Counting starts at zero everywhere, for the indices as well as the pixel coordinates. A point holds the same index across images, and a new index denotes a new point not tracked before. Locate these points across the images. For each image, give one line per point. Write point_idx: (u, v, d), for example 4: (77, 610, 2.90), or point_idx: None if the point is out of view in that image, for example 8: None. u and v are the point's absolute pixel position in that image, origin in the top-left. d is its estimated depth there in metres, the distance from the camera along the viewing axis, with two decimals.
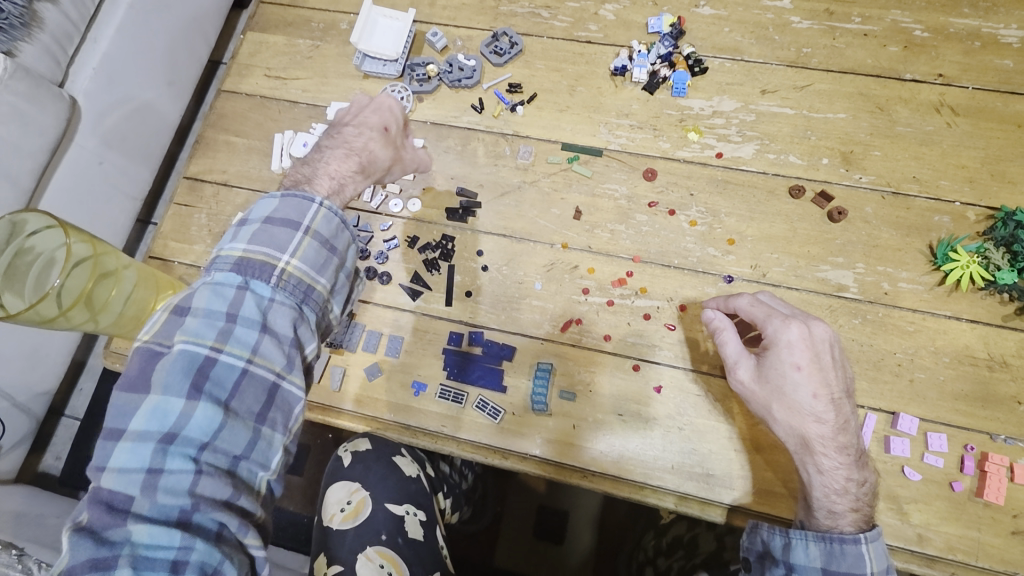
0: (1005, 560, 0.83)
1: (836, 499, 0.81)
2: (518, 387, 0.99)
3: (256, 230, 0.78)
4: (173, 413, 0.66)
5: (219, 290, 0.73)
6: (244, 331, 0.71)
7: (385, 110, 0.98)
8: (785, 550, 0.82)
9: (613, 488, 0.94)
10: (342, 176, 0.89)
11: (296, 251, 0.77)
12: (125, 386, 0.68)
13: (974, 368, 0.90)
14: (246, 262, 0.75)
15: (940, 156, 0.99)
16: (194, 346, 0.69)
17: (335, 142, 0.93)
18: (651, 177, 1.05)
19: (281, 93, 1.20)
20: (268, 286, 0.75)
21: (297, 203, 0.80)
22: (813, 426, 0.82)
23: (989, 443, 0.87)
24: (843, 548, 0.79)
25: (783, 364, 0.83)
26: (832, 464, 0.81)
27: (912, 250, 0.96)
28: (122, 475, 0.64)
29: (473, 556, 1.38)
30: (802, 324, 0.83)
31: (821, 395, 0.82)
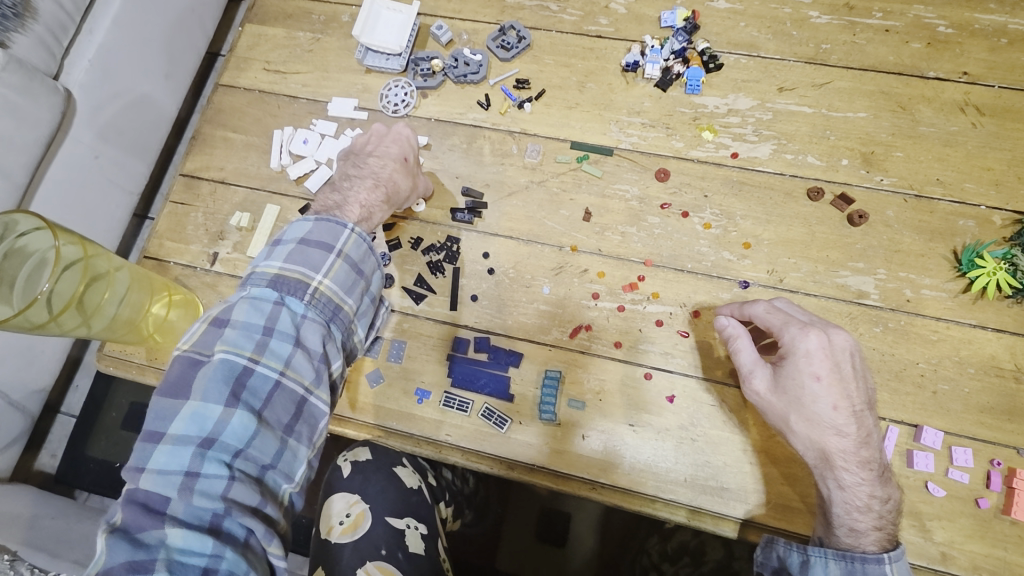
0: None
1: (858, 516, 0.78)
2: (525, 396, 0.95)
3: (292, 249, 0.78)
4: (212, 419, 0.64)
5: (258, 304, 0.73)
6: (279, 344, 0.71)
7: (405, 133, 0.96)
8: (803, 567, 0.79)
9: (624, 501, 0.90)
10: (371, 206, 0.89)
11: (330, 271, 0.78)
12: (164, 391, 0.67)
13: (1000, 380, 0.87)
14: (282, 279, 0.76)
15: (964, 157, 0.96)
16: (233, 355, 0.68)
17: (360, 166, 0.92)
18: (664, 178, 1.01)
19: (281, 88, 1.16)
20: (302, 303, 0.75)
21: (331, 225, 0.80)
22: (833, 440, 0.78)
23: (1016, 459, 0.84)
24: (865, 568, 0.75)
25: (801, 375, 0.80)
26: (853, 480, 0.78)
27: (936, 256, 0.92)
28: (161, 477, 0.62)
29: (473, 560, 1.34)
30: (821, 333, 0.79)
31: (842, 407, 0.78)
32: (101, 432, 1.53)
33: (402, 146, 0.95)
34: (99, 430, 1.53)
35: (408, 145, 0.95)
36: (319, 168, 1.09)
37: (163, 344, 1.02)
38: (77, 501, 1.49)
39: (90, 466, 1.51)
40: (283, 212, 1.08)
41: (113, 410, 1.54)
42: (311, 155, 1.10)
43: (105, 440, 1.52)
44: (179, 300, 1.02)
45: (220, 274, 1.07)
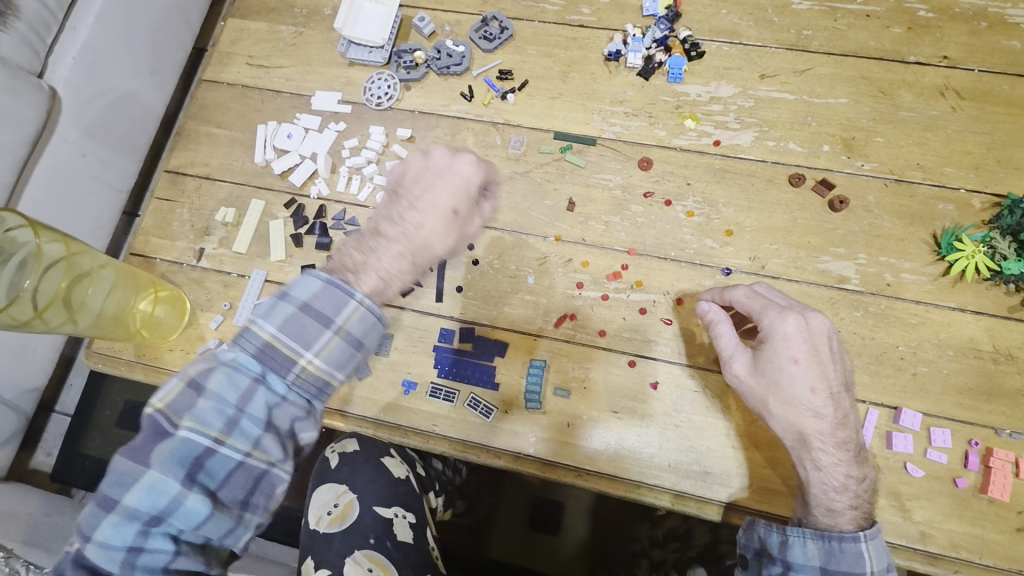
0: (1009, 557, 0.81)
1: (835, 496, 0.79)
2: (511, 385, 0.96)
3: (291, 314, 0.73)
4: (166, 497, 0.65)
5: (237, 375, 0.70)
6: (249, 425, 0.69)
7: (464, 175, 0.80)
8: (782, 547, 0.80)
9: (609, 486, 0.92)
10: (391, 275, 0.77)
11: (322, 350, 0.73)
12: (126, 453, 0.66)
13: (978, 361, 0.88)
14: (272, 350, 0.73)
15: (944, 142, 0.96)
16: (198, 434, 0.67)
17: (397, 218, 0.79)
18: (646, 167, 1.02)
19: (264, 82, 1.16)
20: (285, 381, 0.73)
21: (338, 295, 0.75)
22: (811, 422, 0.79)
23: (993, 438, 0.85)
24: (842, 547, 0.77)
25: (779, 358, 0.80)
26: (830, 460, 0.79)
27: (916, 240, 0.93)
28: (105, 548, 0.64)
29: (467, 549, 1.36)
30: (799, 316, 0.80)
31: (819, 389, 0.79)
32: (96, 429, 1.54)
33: (453, 196, 0.79)
34: (95, 428, 1.54)
35: (462, 193, 0.80)
36: (303, 163, 1.09)
37: (151, 340, 1.02)
38: (74, 498, 1.49)
39: (86, 464, 1.52)
40: (269, 207, 1.09)
41: (107, 408, 1.55)
42: (295, 150, 1.10)
43: (101, 437, 1.53)
44: (166, 295, 1.02)
45: (207, 270, 1.07)
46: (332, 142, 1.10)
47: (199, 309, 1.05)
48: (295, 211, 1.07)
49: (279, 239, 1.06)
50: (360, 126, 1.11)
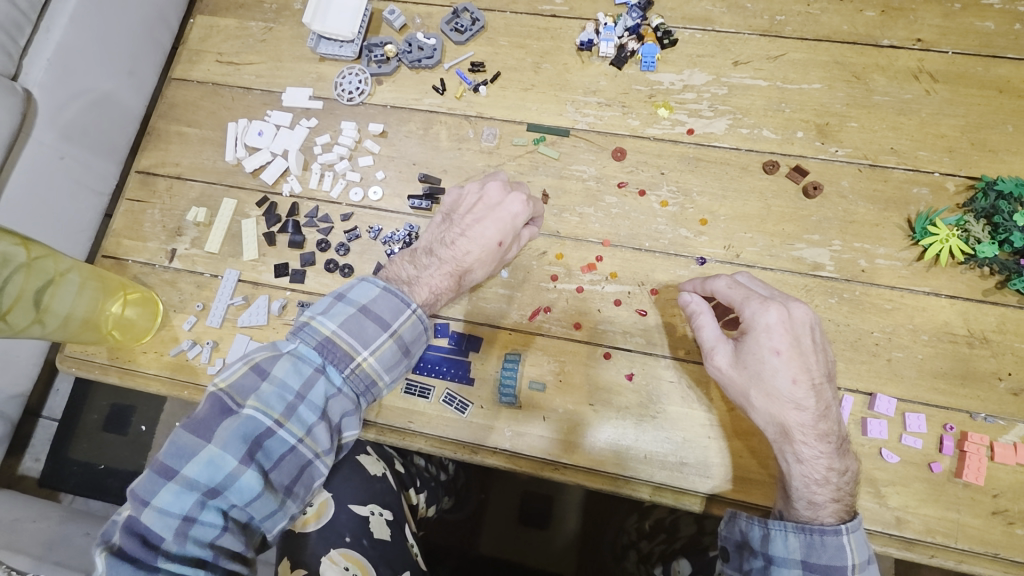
0: (985, 541, 0.81)
1: (816, 489, 0.79)
2: (486, 380, 0.96)
3: (351, 314, 0.80)
4: (223, 472, 0.69)
5: (301, 365, 0.76)
6: (306, 412, 0.75)
7: (513, 211, 0.86)
8: (764, 541, 0.79)
9: (587, 480, 0.91)
10: (439, 290, 0.86)
11: (377, 350, 0.80)
12: (190, 426, 0.70)
13: (953, 346, 0.88)
14: (332, 344, 0.78)
15: (918, 126, 0.95)
16: (261, 414, 0.72)
17: (449, 242, 0.87)
18: (620, 157, 1.01)
19: (234, 79, 1.14)
20: (342, 375, 0.78)
21: (396, 302, 0.82)
22: (793, 414, 0.79)
23: (968, 422, 0.85)
24: (823, 540, 0.76)
25: (761, 349, 0.80)
26: (812, 453, 0.79)
27: (890, 225, 0.93)
28: (161, 515, 0.67)
29: (455, 544, 1.35)
30: (781, 307, 0.79)
31: (801, 381, 0.78)
32: (83, 433, 1.52)
33: (501, 230, 0.85)
34: (81, 433, 1.52)
35: (509, 227, 0.86)
36: (274, 160, 1.08)
37: (124, 343, 1.01)
38: (62, 503, 1.48)
39: (74, 468, 1.50)
40: (241, 205, 1.08)
41: (94, 412, 1.54)
42: (266, 147, 1.09)
43: (88, 442, 1.52)
44: (136, 297, 1.02)
45: (179, 270, 1.06)
46: (304, 139, 1.09)
47: (172, 310, 1.04)
48: (267, 210, 1.06)
49: (251, 238, 1.05)
50: (332, 122, 1.09)
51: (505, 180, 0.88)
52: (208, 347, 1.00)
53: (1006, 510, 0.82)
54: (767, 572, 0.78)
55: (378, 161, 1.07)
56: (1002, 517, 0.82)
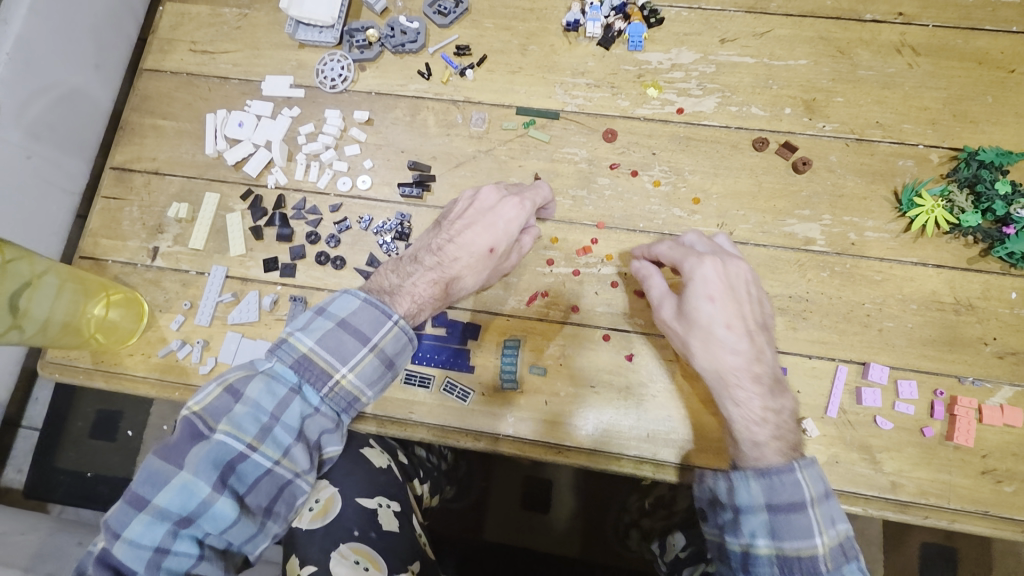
0: (975, 500, 0.84)
1: (756, 429, 0.78)
2: (485, 367, 0.95)
3: (329, 330, 0.78)
4: (196, 499, 0.69)
5: (275, 385, 0.75)
6: (281, 433, 0.74)
7: (508, 216, 0.84)
8: (730, 492, 0.78)
9: (590, 461, 0.92)
10: (422, 300, 0.83)
11: (355, 366, 0.78)
12: (161, 452, 0.70)
13: (940, 313, 0.90)
14: (309, 362, 0.77)
15: (902, 99, 0.97)
16: (234, 438, 0.71)
17: (436, 249, 0.84)
18: (611, 138, 1.00)
19: (209, 69, 1.10)
20: (319, 394, 0.77)
21: (375, 315, 0.79)
22: (730, 358, 0.79)
23: (957, 387, 0.88)
24: (779, 479, 0.75)
25: (695, 297, 0.81)
26: (747, 395, 0.79)
27: (877, 197, 0.94)
28: (133, 546, 0.67)
29: (458, 534, 1.34)
30: (716, 259, 0.82)
31: (734, 325, 0.80)
32: (69, 441, 1.48)
33: (492, 236, 0.83)
34: (67, 441, 1.48)
35: (501, 234, 0.84)
36: (257, 152, 1.05)
37: (107, 346, 0.98)
38: (51, 514, 1.44)
39: (61, 478, 1.46)
40: (224, 200, 1.04)
41: (80, 419, 1.49)
42: (248, 138, 1.06)
43: (75, 450, 1.47)
44: (119, 299, 0.98)
45: (163, 269, 1.03)
46: (287, 129, 1.06)
47: (158, 311, 1.01)
48: (253, 203, 1.04)
49: (237, 232, 1.02)
50: (314, 111, 1.07)
51: (499, 184, 0.87)
52: (198, 346, 0.98)
53: (994, 468, 0.85)
54: (737, 523, 0.77)
55: (365, 149, 1.04)
56: (991, 476, 0.85)
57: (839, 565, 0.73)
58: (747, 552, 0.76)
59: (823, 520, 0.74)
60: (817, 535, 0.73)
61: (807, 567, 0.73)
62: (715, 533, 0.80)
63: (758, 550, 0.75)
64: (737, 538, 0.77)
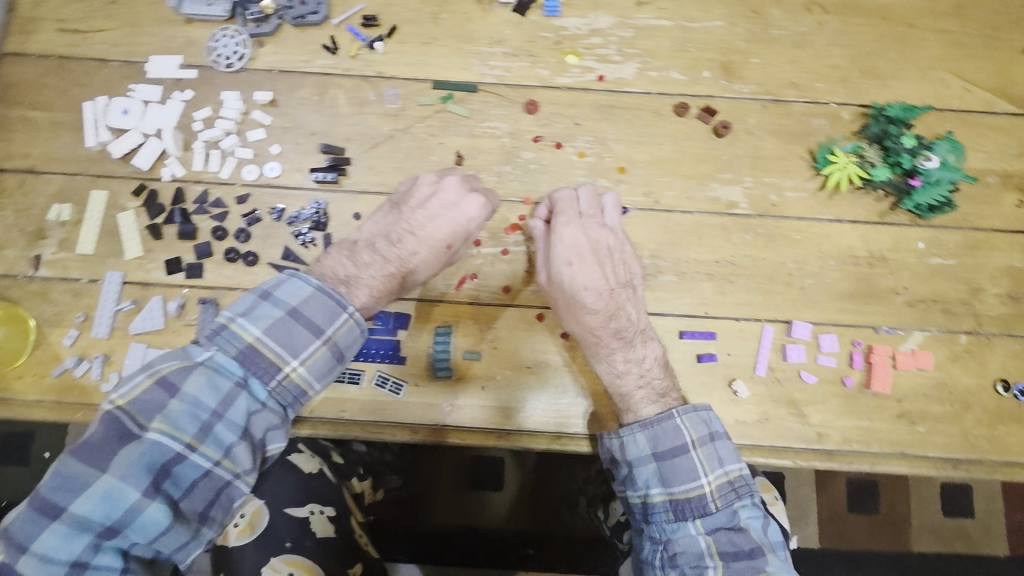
0: (892, 441, 0.90)
1: (620, 381, 0.81)
2: (418, 357, 0.92)
3: (278, 318, 0.68)
4: (122, 507, 0.59)
5: (217, 379, 0.64)
6: (224, 432, 0.64)
7: (470, 209, 0.83)
8: (621, 449, 0.76)
9: (530, 442, 0.91)
10: (378, 294, 0.77)
11: (308, 359, 0.68)
12: (80, 454, 0.59)
13: (856, 267, 0.93)
14: (255, 353, 0.66)
15: (814, 58, 0.98)
16: (169, 439, 0.61)
17: (393, 240, 0.80)
18: (533, 110, 0.97)
19: (83, 50, 0.98)
20: (266, 388, 0.67)
21: (330, 303, 0.70)
22: (589, 318, 0.82)
23: (874, 336, 0.92)
24: (661, 426, 0.75)
25: (556, 262, 0.84)
26: (608, 350, 0.82)
27: (795, 158, 0.96)
28: (44, 560, 0.57)
29: (407, 521, 1.28)
30: (569, 223, 0.86)
31: (594, 286, 0.82)
32: None
33: (451, 231, 0.82)
34: None
35: (461, 229, 0.83)
36: (147, 142, 0.95)
37: None
38: None
39: None
40: (114, 197, 0.95)
41: None
42: (135, 127, 0.96)
43: None
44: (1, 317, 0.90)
45: (49, 279, 0.92)
46: (180, 114, 0.96)
47: (46, 326, 0.91)
48: (148, 200, 0.94)
49: (132, 233, 0.93)
50: (210, 94, 0.97)
51: (462, 178, 0.85)
52: (98, 362, 0.90)
53: (909, 411, 0.90)
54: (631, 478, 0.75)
55: (271, 133, 0.96)
56: (905, 418, 0.90)
57: (729, 502, 0.72)
58: (646, 505, 0.74)
59: (706, 461, 0.73)
60: (701, 475, 0.72)
61: (697, 509, 0.71)
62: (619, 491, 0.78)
63: (653, 501, 0.73)
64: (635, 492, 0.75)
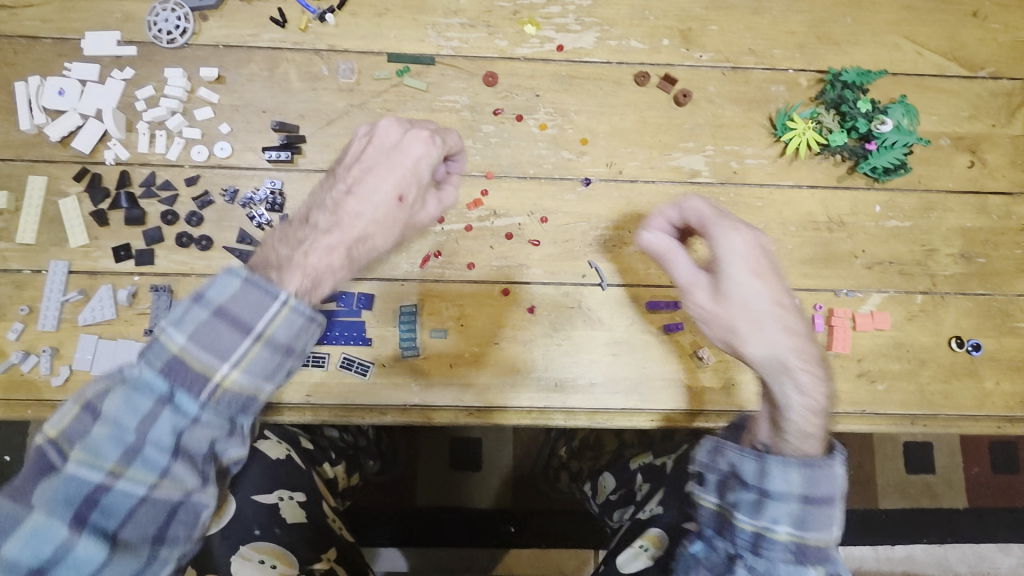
0: (853, 400, 0.92)
1: (814, 422, 0.66)
2: (383, 337, 0.90)
3: (203, 317, 0.55)
4: (45, 553, 0.51)
5: (138, 395, 0.54)
6: (153, 455, 0.54)
7: (414, 152, 0.70)
8: (758, 476, 0.65)
9: (500, 417, 0.91)
10: (323, 270, 0.62)
11: (239, 362, 0.56)
12: (2, 494, 0.52)
13: (816, 232, 0.95)
14: (180, 362, 0.54)
15: (771, 24, 0.98)
16: (90, 470, 0.53)
17: (332, 207, 0.67)
18: (492, 82, 0.95)
19: (10, 26, 0.92)
20: (197, 401, 0.55)
21: (260, 293, 0.56)
22: (787, 342, 0.67)
23: (834, 300, 0.94)
24: (823, 471, 0.65)
25: (739, 275, 0.69)
26: (811, 382, 0.66)
27: (755, 125, 0.96)
28: None
29: (391, 503, 1.27)
30: (745, 233, 0.71)
31: (782, 304, 0.69)
32: None
33: (397, 179, 0.68)
34: None
35: (407, 175, 0.69)
36: (86, 124, 0.90)
37: None
38: None
39: None
40: (55, 183, 0.90)
41: None
42: (73, 109, 0.91)
43: None
44: None
45: None
46: (121, 94, 0.91)
47: None
48: (91, 185, 0.90)
49: (75, 220, 0.89)
50: (152, 72, 0.92)
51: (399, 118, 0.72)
52: (45, 355, 0.86)
53: (868, 370, 0.93)
54: (757, 509, 0.65)
55: (219, 112, 0.92)
56: (865, 377, 0.92)
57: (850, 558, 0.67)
58: (762, 538, 0.65)
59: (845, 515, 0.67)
60: (838, 530, 0.66)
61: (823, 560, 0.65)
62: (721, 506, 0.68)
63: (776, 537, 0.64)
64: (753, 521, 0.65)
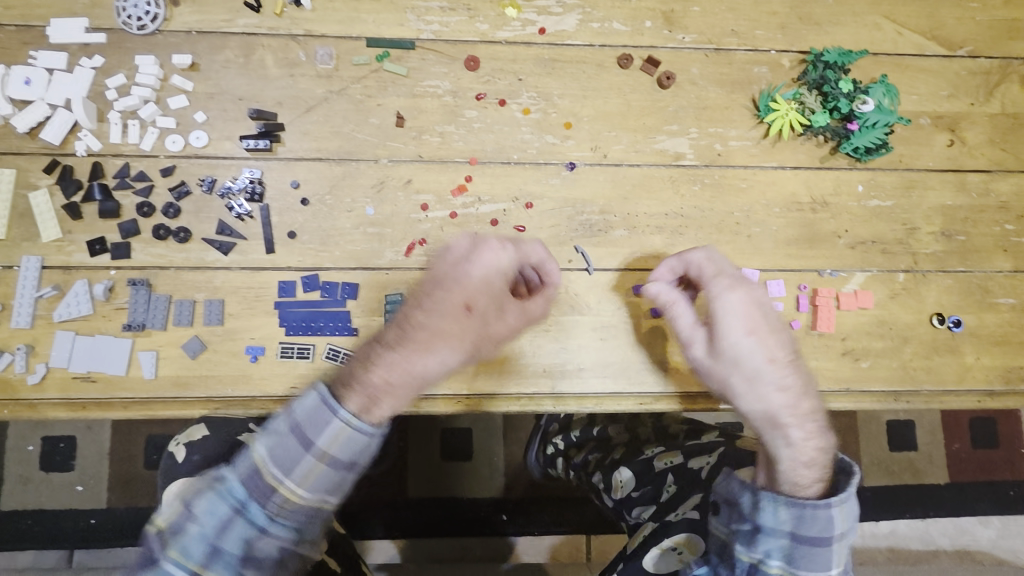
0: (837, 379, 0.93)
1: (802, 471, 0.72)
2: (369, 327, 0.89)
3: (281, 434, 0.65)
4: None
5: (219, 503, 0.63)
6: (228, 559, 0.63)
7: (486, 264, 0.77)
8: (752, 509, 0.73)
9: (488, 404, 0.90)
10: (385, 392, 0.68)
11: (304, 478, 0.64)
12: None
13: (800, 213, 0.95)
14: (257, 474, 0.64)
15: (753, 4, 0.97)
16: (177, 569, 0.62)
17: (406, 322, 0.74)
18: (474, 67, 0.93)
19: None
20: (266, 512, 0.64)
21: (328, 412, 0.65)
22: (776, 397, 0.74)
23: (818, 280, 0.94)
24: (814, 513, 0.70)
25: (733, 333, 0.76)
26: (801, 436, 0.72)
27: (738, 107, 0.96)
28: None
29: (383, 495, 1.27)
30: (743, 290, 0.78)
31: (776, 360, 0.75)
32: None
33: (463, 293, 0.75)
34: None
35: (472, 288, 0.75)
36: (55, 114, 0.87)
37: None
38: None
39: None
40: (24, 175, 0.87)
41: None
42: (40, 98, 0.88)
43: None
44: None
45: None
46: (90, 83, 0.89)
47: None
48: (62, 177, 0.87)
49: (47, 214, 0.86)
50: (123, 59, 0.90)
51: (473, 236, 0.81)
52: (21, 353, 0.84)
53: (852, 349, 0.94)
54: (751, 539, 0.73)
55: (194, 100, 0.90)
56: (849, 356, 0.94)
57: None
58: (756, 567, 0.73)
59: (841, 554, 0.72)
60: (831, 567, 0.72)
61: None
62: (722, 530, 0.76)
63: (768, 570, 0.73)
64: (749, 551, 0.73)
